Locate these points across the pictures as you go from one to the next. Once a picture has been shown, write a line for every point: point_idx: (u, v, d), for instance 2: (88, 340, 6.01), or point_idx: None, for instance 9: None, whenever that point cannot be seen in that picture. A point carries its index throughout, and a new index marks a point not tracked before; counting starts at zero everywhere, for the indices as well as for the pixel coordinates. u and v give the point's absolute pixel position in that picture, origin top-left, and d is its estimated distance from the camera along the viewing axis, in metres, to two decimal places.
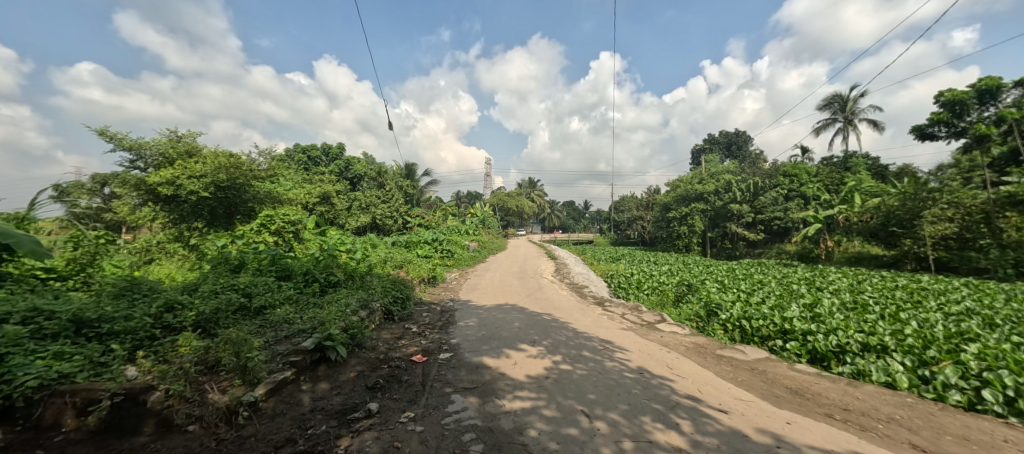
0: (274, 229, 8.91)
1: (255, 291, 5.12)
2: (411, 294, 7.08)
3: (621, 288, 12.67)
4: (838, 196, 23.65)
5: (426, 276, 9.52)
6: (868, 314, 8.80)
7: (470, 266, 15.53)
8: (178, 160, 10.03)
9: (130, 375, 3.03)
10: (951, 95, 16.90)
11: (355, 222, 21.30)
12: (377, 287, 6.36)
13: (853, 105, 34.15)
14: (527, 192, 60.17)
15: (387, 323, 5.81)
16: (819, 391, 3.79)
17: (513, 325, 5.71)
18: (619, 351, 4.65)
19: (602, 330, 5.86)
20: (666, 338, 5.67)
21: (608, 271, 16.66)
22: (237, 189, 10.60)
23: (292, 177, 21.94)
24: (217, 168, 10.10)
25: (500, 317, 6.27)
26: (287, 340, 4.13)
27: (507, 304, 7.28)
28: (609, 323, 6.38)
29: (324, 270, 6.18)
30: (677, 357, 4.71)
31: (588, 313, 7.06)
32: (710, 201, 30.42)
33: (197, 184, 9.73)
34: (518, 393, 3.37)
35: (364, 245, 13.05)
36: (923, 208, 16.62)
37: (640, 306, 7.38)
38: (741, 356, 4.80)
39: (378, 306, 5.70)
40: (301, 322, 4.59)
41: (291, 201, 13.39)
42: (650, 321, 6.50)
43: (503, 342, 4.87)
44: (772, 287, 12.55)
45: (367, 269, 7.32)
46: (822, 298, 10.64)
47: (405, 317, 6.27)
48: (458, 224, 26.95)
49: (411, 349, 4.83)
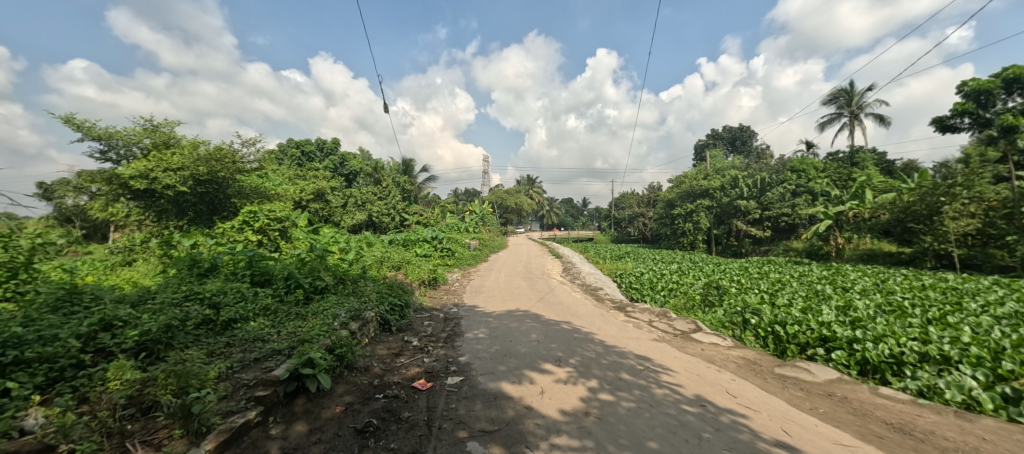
0: (259, 226, 8.05)
1: (224, 301, 4.25)
2: (410, 300, 6.23)
3: (634, 289, 11.86)
4: (849, 192, 22.97)
5: (426, 278, 8.68)
6: (911, 319, 8.03)
7: (472, 265, 14.73)
8: (154, 152, 9.13)
9: (25, 428, 2.20)
10: (976, 84, 16.30)
11: (350, 220, 20.49)
12: (371, 293, 5.51)
13: (860, 99, 33.52)
14: (526, 189, 59.34)
15: (383, 336, 4.99)
16: (929, 429, 3.00)
17: (530, 337, 4.90)
18: (664, 372, 3.84)
19: (632, 342, 5.03)
20: (708, 351, 4.85)
21: (616, 270, 15.87)
22: (219, 184, 9.74)
23: (285, 173, 21.06)
24: (195, 161, 9.21)
25: (513, 327, 5.47)
26: (257, 364, 3.29)
27: (518, 310, 6.45)
28: (636, 333, 5.56)
29: (309, 274, 5.30)
30: (732, 379, 3.90)
31: (611, 320, 6.23)
32: (716, 197, 29.69)
33: (174, 178, 8.84)
34: (555, 440, 2.57)
35: (359, 244, 12.19)
36: (942, 204, 15.97)
37: (667, 311, 6.57)
38: (807, 377, 3.99)
39: (371, 316, 4.86)
40: (277, 340, 3.76)
41: (282, 197, 12.53)
42: (684, 330, 5.68)
43: (522, 361, 4.05)
44: (795, 287, 11.76)
45: (361, 272, 6.47)
46: (853, 300, 9.87)
47: (404, 327, 5.45)
48: (457, 222, 26.11)
49: (413, 369, 4.01)
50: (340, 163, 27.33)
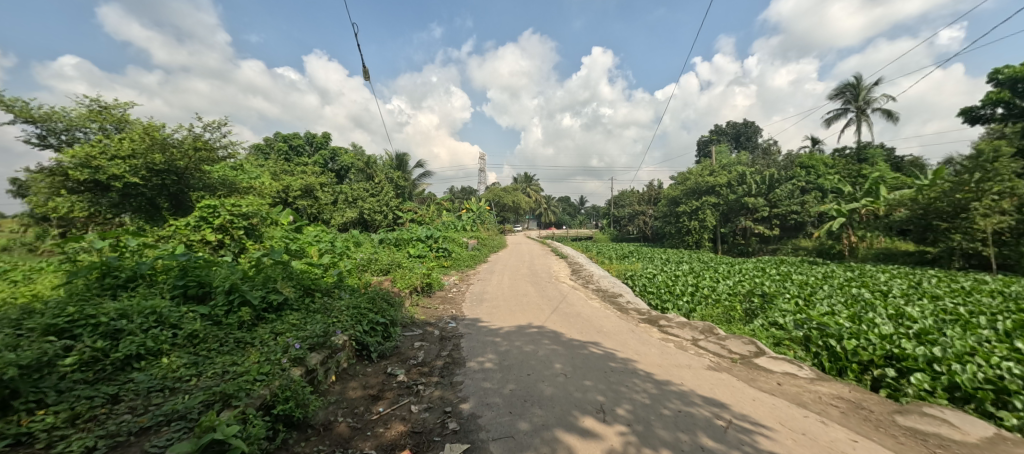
0: (219, 223, 6.76)
1: (128, 329, 2.99)
2: (396, 314, 4.99)
3: (651, 294, 10.72)
4: (863, 188, 22.02)
5: (420, 284, 7.47)
6: (981, 331, 6.90)
7: (470, 267, 13.53)
8: (102, 137, 7.81)
9: None
10: (1012, 71, 15.41)
11: (340, 217, 19.29)
12: (345, 309, 4.28)
13: (866, 93, 32.69)
14: (523, 187, 58.07)
15: (357, 368, 3.77)
16: None
17: (555, 370, 3.71)
18: (758, 433, 2.66)
19: (686, 374, 3.83)
20: (790, 387, 3.68)
21: (625, 271, 14.72)
22: (180, 176, 8.48)
23: (269, 167, 19.72)
24: (148, 150, 7.91)
25: (529, 351, 4.30)
26: (138, 443, 2.08)
27: (531, 326, 5.26)
28: (682, 358, 4.35)
29: (262, 285, 4.03)
30: (854, 441, 2.73)
31: (645, 337, 5.06)
32: (722, 194, 28.62)
33: (122, 167, 7.52)
34: None
35: (346, 244, 10.94)
36: (973, 200, 15.05)
37: (711, 324, 5.39)
38: (953, 434, 2.84)
39: (341, 343, 3.65)
40: (189, 391, 2.53)
41: (260, 193, 11.27)
42: (741, 353, 4.50)
43: (551, 413, 2.86)
44: (829, 292, 10.65)
45: (339, 281, 5.23)
46: (902, 307, 8.76)
47: (387, 353, 4.24)
48: (453, 220, 24.82)
49: (395, 428, 2.78)
50: (330, 158, 25.93)
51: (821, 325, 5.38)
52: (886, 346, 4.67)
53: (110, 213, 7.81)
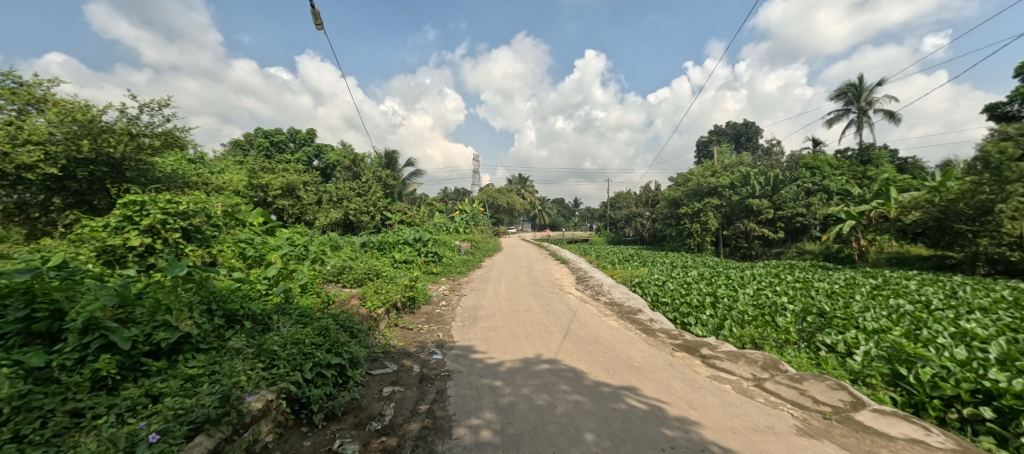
0: (148, 224, 5.41)
1: None
2: (360, 347, 3.69)
3: (666, 305, 9.50)
4: (872, 189, 21.17)
5: (400, 299, 6.15)
6: None
7: (463, 274, 12.26)
8: (12, 117, 6.38)
9: None
10: None
11: (322, 218, 17.90)
12: (281, 347, 2.99)
13: (868, 93, 31.97)
14: (518, 189, 56.90)
15: (285, 446, 2.47)
16: None
17: (587, 448, 2.46)
18: None
19: (767, 448, 2.60)
20: None
21: (631, 278, 13.51)
22: (114, 165, 7.06)
23: (246, 164, 18.31)
24: (69, 135, 6.48)
25: (543, 407, 3.02)
26: None
27: (541, 361, 3.98)
28: (751, 415, 3.12)
29: (148, 317, 2.69)
30: None
31: (690, 377, 3.82)
32: (725, 195, 27.61)
33: (36, 155, 6.10)
34: None
35: (321, 249, 9.58)
36: (998, 203, 14.17)
37: (771, 355, 4.17)
38: None
39: (257, 410, 2.36)
40: None
41: (223, 191, 9.92)
42: (832, 405, 3.28)
43: None
44: (865, 304, 9.46)
45: (282, 301, 3.92)
46: (958, 323, 7.57)
47: (339, 411, 2.95)
48: (444, 222, 23.41)
49: None
50: (315, 155, 24.50)
51: (897, 352, 4.20)
52: (972, 376, 3.54)
53: (36, 211, 6.47)
